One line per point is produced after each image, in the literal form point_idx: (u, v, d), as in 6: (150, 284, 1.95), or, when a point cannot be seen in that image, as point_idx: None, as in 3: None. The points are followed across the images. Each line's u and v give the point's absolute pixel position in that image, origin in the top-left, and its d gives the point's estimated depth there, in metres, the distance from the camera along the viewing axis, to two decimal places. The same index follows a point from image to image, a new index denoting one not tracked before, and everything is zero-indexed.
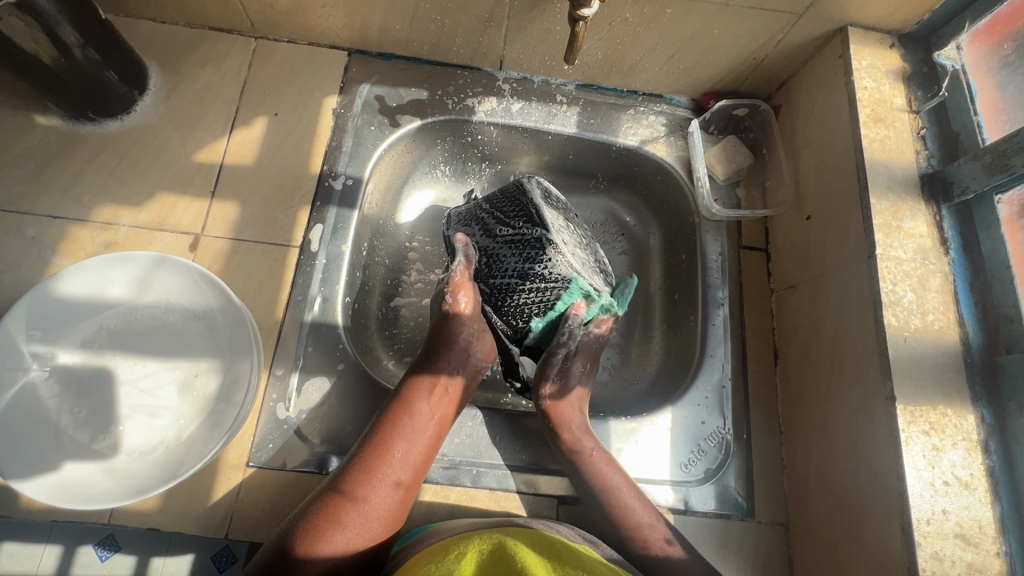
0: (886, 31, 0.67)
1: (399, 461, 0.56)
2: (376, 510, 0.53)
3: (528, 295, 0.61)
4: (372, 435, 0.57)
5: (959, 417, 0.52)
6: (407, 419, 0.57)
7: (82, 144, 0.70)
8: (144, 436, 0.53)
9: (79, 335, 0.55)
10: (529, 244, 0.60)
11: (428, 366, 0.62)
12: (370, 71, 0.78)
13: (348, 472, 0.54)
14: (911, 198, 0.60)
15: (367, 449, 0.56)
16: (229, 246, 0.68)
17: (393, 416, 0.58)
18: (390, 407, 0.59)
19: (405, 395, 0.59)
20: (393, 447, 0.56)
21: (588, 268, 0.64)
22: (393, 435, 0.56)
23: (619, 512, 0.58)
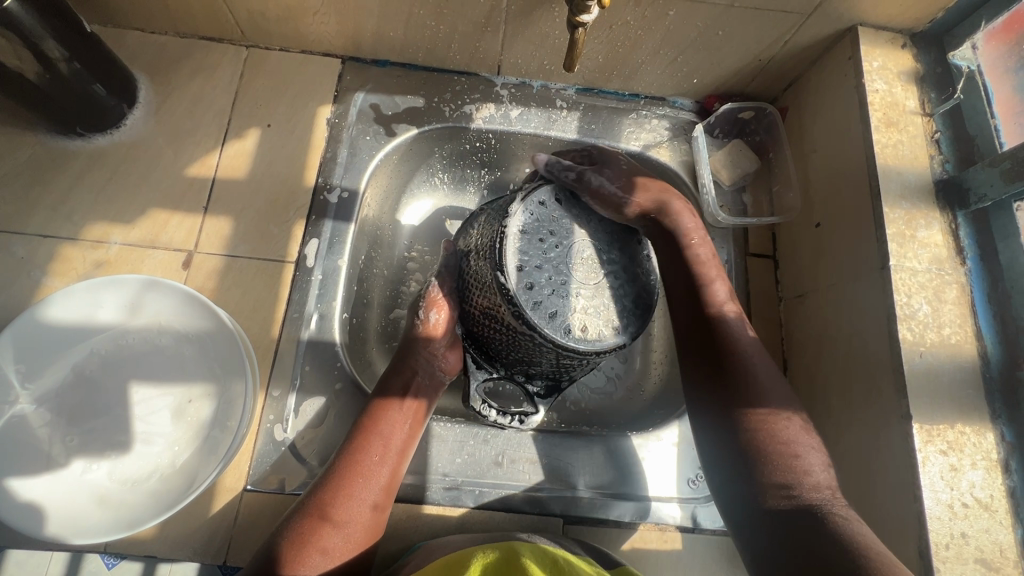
0: (897, 30, 0.64)
1: (374, 483, 0.54)
2: (346, 534, 0.51)
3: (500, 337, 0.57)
4: (338, 458, 0.55)
5: (978, 435, 0.50)
6: (375, 439, 0.56)
7: (71, 160, 0.68)
8: (138, 464, 0.52)
9: (70, 361, 0.54)
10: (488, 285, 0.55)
11: (392, 382, 0.59)
12: (364, 79, 0.76)
13: (314, 497, 0.52)
14: (925, 206, 0.58)
15: (332, 472, 0.54)
16: (223, 263, 0.66)
17: (362, 434, 0.56)
18: (356, 428, 0.57)
19: (369, 415, 0.57)
20: (365, 468, 0.54)
21: (566, 314, 0.52)
22: (360, 456, 0.54)
23: (755, 456, 0.50)
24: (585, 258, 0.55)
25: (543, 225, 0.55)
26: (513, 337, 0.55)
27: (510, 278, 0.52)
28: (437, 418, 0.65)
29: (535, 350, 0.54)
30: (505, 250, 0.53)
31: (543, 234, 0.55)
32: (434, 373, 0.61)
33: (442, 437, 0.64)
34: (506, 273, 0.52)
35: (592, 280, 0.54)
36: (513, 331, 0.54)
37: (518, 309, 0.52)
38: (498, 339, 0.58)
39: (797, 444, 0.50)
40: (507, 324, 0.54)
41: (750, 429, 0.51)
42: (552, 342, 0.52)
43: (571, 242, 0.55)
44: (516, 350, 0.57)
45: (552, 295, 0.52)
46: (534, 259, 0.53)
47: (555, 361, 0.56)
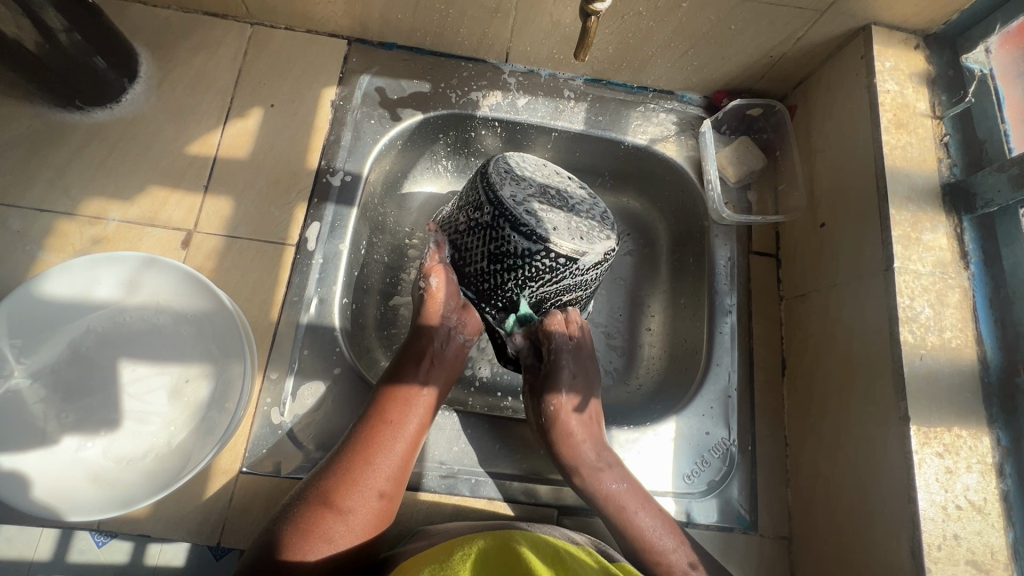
0: (910, 31, 0.64)
1: (384, 471, 0.54)
2: (352, 523, 0.51)
3: (508, 279, 0.59)
4: (346, 446, 0.55)
5: (974, 439, 0.50)
6: (387, 426, 0.55)
7: (70, 133, 0.67)
8: (134, 442, 0.51)
9: (66, 338, 0.53)
10: (490, 227, 0.58)
11: (411, 361, 0.60)
12: (370, 61, 0.75)
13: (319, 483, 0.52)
14: (932, 209, 0.57)
15: (338, 460, 0.53)
16: (223, 243, 0.66)
17: (375, 419, 0.56)
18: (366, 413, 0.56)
19: (380, 402, 0.57)
20: (375, 454, 0.54)
21: (564, 226, 0.57)
22: (369, 444, 0.54)
23: (619, 511, 0.58)
24: (558, 190, 0.61)
25: (517, 170, 0.60)
26: (523, 266, 0.57)
27: (513, 208, 0.56)
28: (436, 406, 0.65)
29: (546, 266, 0.57)
30: (498, 188, 0.57)
31: (519, 177, 0.59)
32: (452, 338, 0.63)
33: (440, 425, 0.64)
34: (508, 205, 0.56)
35: (569, 202, 0.60)
36: (526, 257, 0.56)
37: (527, 232, 0.55)
38: (508, 283, 0.60)
39: (631, 505, 0.58)
40: (518, 252, 0.56)
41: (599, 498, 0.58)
42: (565, 249, 0.56)
43: (545, 180, 0.61)
44: (533, 283, 0.59)
45: (547, 214, 0.57)
46: (523, 194, 0.58)
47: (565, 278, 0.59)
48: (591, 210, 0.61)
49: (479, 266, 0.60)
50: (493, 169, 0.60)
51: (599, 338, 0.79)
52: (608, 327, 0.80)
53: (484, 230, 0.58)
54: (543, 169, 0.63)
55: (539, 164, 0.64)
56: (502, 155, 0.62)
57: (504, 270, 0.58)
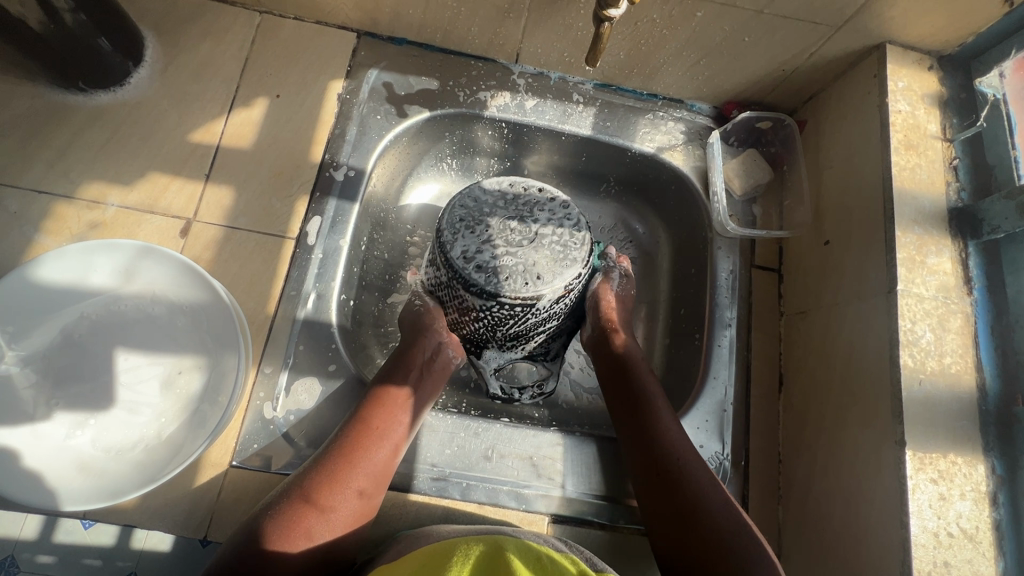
0: (925, 51, 0.63)
1: (368, 471, 0.53)
2: (333, 521, 0.50)
3: (480, 325, 0.60)
4: (326, 448, 0.54)
5: (969, 466, 0.50)
6: (374, 426, 0.55)
7: (71, 115, 0.66)
8: (124, 433, 0.51)
9: (59, 324, 0.52)
10: (449, 283, 0.58)
11: (401, 366, 0.60)
12: (379, 56, 0.74)
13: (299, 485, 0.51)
14: (938, 232, 0.57)
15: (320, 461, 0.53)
16: (223, 234, 0.65)
17: (363, 418, 0.56)
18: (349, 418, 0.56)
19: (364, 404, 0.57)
20: (363, 453, 0.54)
21: (518, 272, 0.55)
22: (352, 445, 0.54)
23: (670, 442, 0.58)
24: (518, 224, 0.57)
25: (472, 216, 0.57)
26: (488, 314, 0.57)
27: (463, 267, 0.55)
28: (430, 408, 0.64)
29: (509, 308, 0.56)
30: (448, 247, 0.56)
31: (473, 223, 0.57)
32: (440, 350, 0.62)
33: (433, 426, 0.63)
34: (457, 266, 0.56)
35: (529, 232, 0.57)
36: (487, 311, 0.57)
37: (481, 290, 0.55)
38: (483, 327, 0.60)
39: (683, 445, 0.58)
40: (477, 309, 0.57)
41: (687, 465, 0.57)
42: (518, 298, 0.55)
43: (505, 220, 0.57)
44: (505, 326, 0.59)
45: (501, 262, 0.55)
46: (475, 245, 0.56)
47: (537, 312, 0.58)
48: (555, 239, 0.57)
49: (453, 316, 0.62)
50: (450, 214, 0.58)
51: None
52: None
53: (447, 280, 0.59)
54: (507, 194, 0.59)
55: (520, 183, 0.60)
56: (472, 185, 0.60)
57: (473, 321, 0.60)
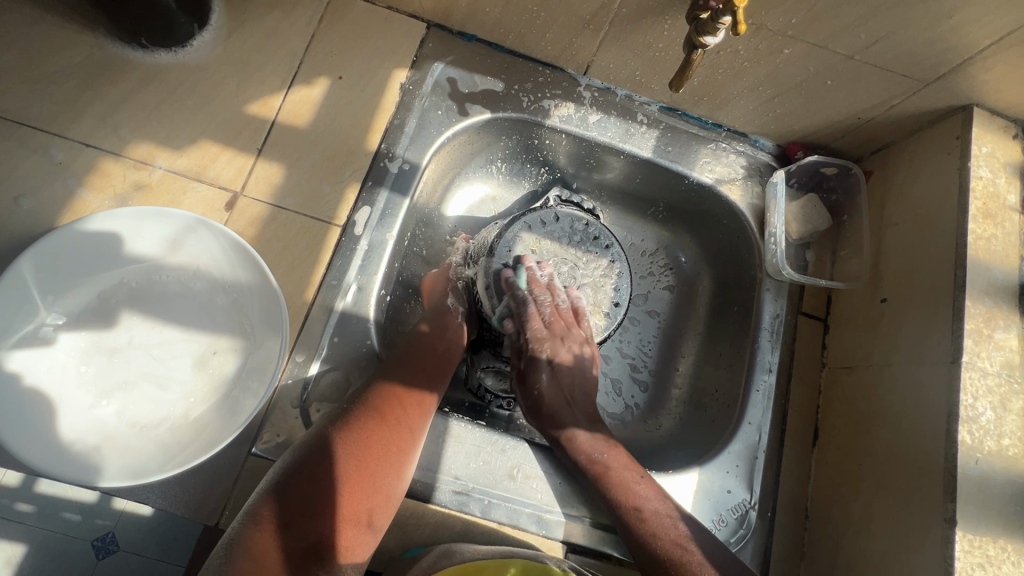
0: (1012, 119, 0.62)
1: (393, 480, 0.52)
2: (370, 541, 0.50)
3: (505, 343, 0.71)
4: (348, 455, 0.50)
5: (1019, 555, 0.49)
6: (394, 434, 0.53)
7: (129, 70, 0.64)
8: (151, 409, 0.49)
9: (98, 287, 0.50)
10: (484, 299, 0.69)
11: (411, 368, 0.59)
12: (446, 50, 0.73)
13: (327, 496, 0.48)
14: (1007, 307, 0.55)
15: (348, 473, 0.50)
16: (268, 212, 0.63)
17: (382, 429, 0.53)
18: (365, 420, 0.53)
19: (385, 410, 0.54)
20: (387, 463, 0.52)
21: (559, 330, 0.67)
22: (382, 458, 0.52)
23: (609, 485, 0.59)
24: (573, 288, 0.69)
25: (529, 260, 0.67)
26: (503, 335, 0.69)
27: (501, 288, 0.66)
28: (457, 417, 0.62)
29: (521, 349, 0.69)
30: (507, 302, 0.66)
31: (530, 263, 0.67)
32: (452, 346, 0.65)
33: (459, 438, 0.61)
34: (492, 287, 0.66)
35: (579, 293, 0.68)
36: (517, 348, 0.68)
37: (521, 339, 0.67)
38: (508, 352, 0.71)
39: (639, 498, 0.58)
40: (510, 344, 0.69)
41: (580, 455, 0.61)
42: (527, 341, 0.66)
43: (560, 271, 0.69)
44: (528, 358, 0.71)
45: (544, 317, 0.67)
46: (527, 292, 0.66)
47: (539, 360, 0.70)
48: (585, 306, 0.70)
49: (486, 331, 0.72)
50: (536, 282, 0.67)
51: (624, 371, 0.80)
52: (635, 360, 0.81)
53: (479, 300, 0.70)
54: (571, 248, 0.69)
55: (580, 227, 0.70)
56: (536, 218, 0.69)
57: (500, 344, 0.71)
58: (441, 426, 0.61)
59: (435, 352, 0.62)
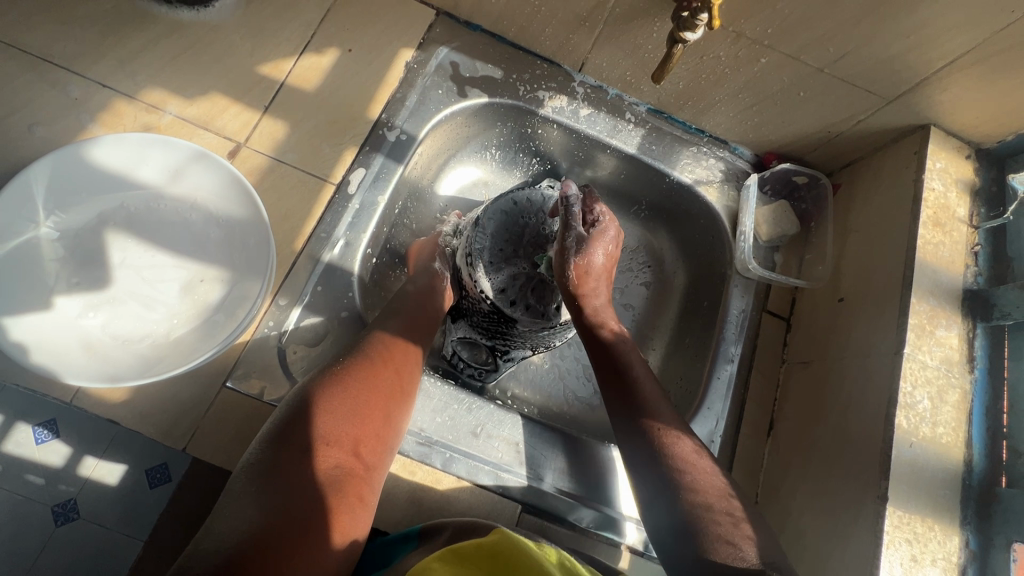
0: (966, 140, 0.67)
1: (388, 423, 0.54)
2: (376, 484, 0.51)
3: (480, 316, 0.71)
4: (352, 390, 0.53)
5: (944, 535, 0.52)
6: (396, 383, 0.57)
7: (152, 23, 0.68)
8: (134, 325, 0.51)
9: (98, 207, 0.53)
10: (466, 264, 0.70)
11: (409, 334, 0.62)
12: (452, 36, 0.77)
13: (335, 435, 0.50)
14: (950, 308, 0.59)
15: (352, 415, 0.52)
16: (268, 165, 0.67)
17: (385, 375, 0.56)
18: (360, 368, 0.55)
19: (378, 361, 0.57)
20: (386, 406, 0.55)
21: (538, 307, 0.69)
22: (380, 403, 0.54)
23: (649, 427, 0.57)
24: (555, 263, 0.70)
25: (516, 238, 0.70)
26: (477, 306, 0.70)
27: (481, 259, 0.68)
28: (428, 373, 0.65)
29: (495, 320, 0.70)
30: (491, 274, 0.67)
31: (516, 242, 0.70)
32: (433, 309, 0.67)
33: (428, 394, 0.63)
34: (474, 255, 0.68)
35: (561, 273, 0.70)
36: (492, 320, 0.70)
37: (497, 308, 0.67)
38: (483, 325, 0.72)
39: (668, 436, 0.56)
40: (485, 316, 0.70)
41: (676, 458, 0.53)
42: (500, 310, 0.67)
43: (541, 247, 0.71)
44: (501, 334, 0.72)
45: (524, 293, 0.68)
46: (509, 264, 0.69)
47: (510, 334, 0.71)
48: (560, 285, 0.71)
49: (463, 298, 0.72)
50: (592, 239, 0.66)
51: None
52: None
53: (458, 268, 0.71)
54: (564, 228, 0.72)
55: None
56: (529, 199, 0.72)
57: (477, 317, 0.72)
58: None
59: (415, 314, 0.64)
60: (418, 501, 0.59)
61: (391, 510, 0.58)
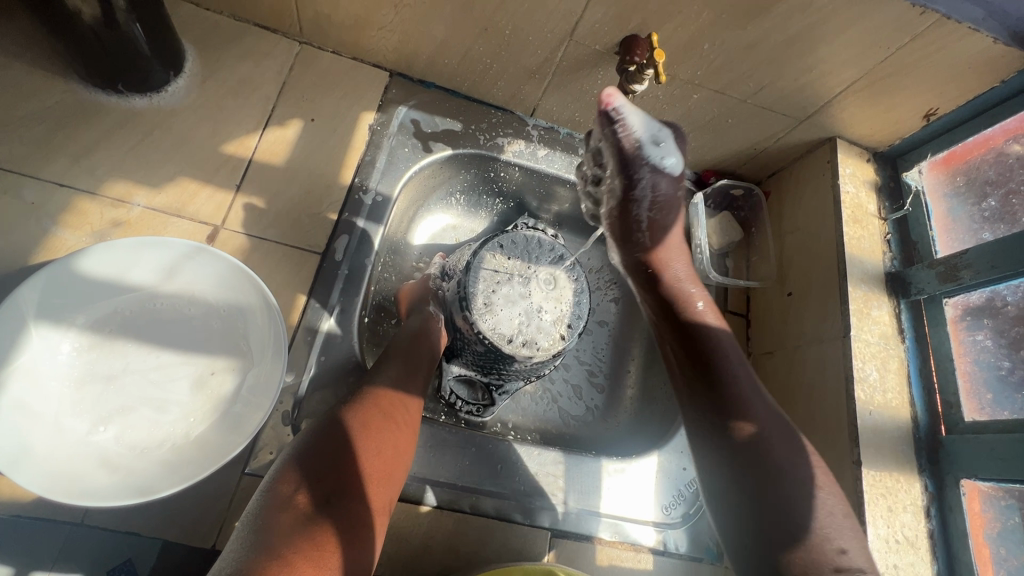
0: (865, 147, 0.79)
1: (394, 447, 0.53)
2: (382, 525, 0.49)
3: (476, 353, 0.74)
4: (355, 420, 0.52)
5: (908, 484, 0.62)
6: (396, 410, 0.56)
7: (102, 115, 0.66)
8: (149, 431, 0.50)
9: (91, 317, 0.52)
10: (456, 306, 0.74)
11: (407, 376, 0.62)
12: (408, 95, 0.81)
13: (338, 475, 0.48)
14: (878, 291, 0.71)
15: (359, 453, 0.50)
16: (250, 243, 0.67)
17: (384, 401, 0.56)
18: (366, 406, 0.54)
19: (378, 395, 0.57)
20: (391, 430, 0.54)
21: (532, 338, 0.73)
22: (386, 439, 0.53)
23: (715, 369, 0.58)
24: (540, 294, 0.76)
25: (504, 274, 0.75)
26: (471, 345, 0.74)
27: (474, 302, 0.73)
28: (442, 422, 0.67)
29: (493, 357, 0.73)
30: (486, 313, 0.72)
31: (504, 278, 0.75)
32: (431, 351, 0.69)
33: (445, 441, 0.65)
34: (469, 297, 0.73)
35: (549, 303, 0.76)
36: (487, 355, 0.73)
37: (492, 343, 0.71)
38: (480, 364, 0.75)
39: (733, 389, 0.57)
40: (480, 352, 0.73)
41: (751, 451, 0.54)
42: (496, 347, 0.71)
43: (522, 280, 0.76)
44: (497, 369, 0.75)
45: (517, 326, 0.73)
46: (499, 300, 0.74)
47: (506, 369, 0.74)
48: (546, 313, 0.75)
49: (459, 340, 0.76)
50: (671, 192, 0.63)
51: (583, 376, 0.88)
52: (592, 367, 0.89)
53: (451, 311, 0.75)
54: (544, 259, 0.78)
55: (548, 248, 0.79)
56: (507, 236, 0.78)
57: (471, 354, 0.75)
58: (427, 432, 0.65)
59: (418, 360, 0.66)
60: (455, 547, 0.62)
61: (434, 559, 0.61)
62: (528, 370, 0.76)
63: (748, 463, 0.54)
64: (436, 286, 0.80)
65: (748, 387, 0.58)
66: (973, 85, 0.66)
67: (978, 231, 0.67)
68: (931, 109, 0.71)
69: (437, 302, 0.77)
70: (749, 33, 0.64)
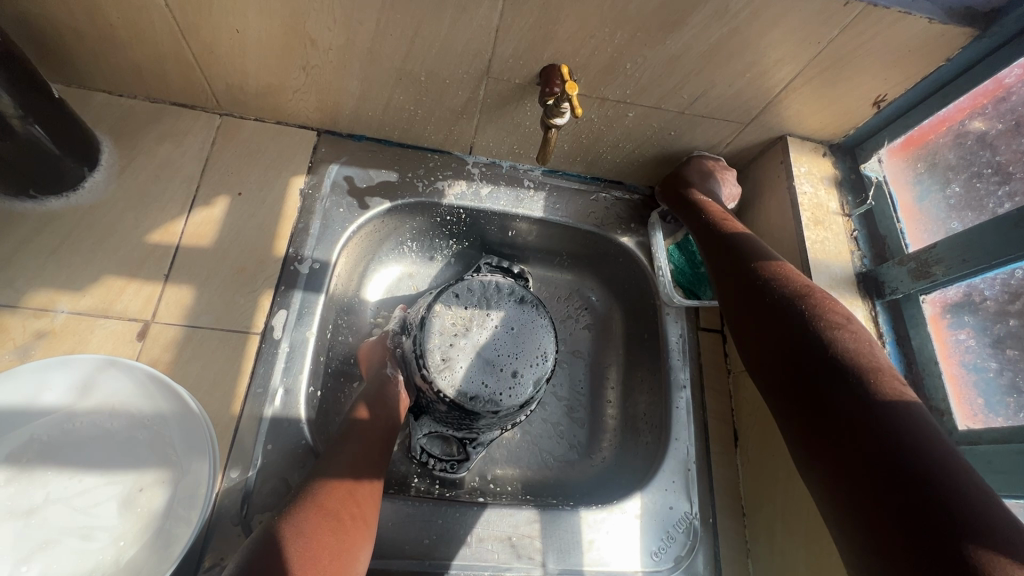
0: (819, 141, 0.75)
1: (343, 557, 0.50)
2: None
3: (442, 412, 0.71)
4: (298, 530, 0.50)
5: None
6: (348, 509, 0.54)
7: (19, 223, 0.65)
8: (76, 563, 0.47)
9: (4, 449, 0.49)
10: (411, 364, 0.71)
11: (362, 458, 0.59)
12: (339, 151, 0.79)
13: None
14: (849, 295, 0.66)
15: (302, 567, 0.47)
16: (183, 334, 0.64)
17: (334, 502, 0.53)
18: (310, 509, 0.52)
19: (328, 492, 0.54)
20: (340, 536, 0.51)
21: (494, 392, 0.69)
22: (334, 545, 0.50)
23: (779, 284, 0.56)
24: (505, 343, 0.72)
25: (460, 326, 0.72)
26: (434, 405, 0.70)
27: (430, 359, 0.69)
28: (404, 497, 0.63)
29: (457, 415, 0.70)
30: (443, 371, 0.68)
31: (461, 332, 0.71)
32: (389, 423, 0.65)
33: (409, 517, 0.62)
34: (423, 357, 0.69)
35: (514, 351, 0.72)
36: (452, 414, 0.70)
37: (455, 403, 0.68)
38: (449, 421, 0.72)
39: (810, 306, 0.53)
40: (444, 412, 0.70)
41: (839, 349, 0.48)
42: (458, 406, 0.68)
43: (477, 330, 0.72)
44: (465, 425, 0.72)
45: (479, 380, 0.69)
46: (455, 355, 0.70)
47: (473, 424, 0.71)
48: (512, 363, 0.71)
49: (421, 398, 0.72)
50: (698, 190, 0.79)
51: (561, 413, 0.84)
52: (570, 403, 0.85)
53: (410, 370, 0.72)
54: (504, 304, 0.74)
55: (506, 292, 0.75)
56: (461, 284, 0.74)
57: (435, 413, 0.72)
58: (389, 510, 0.62)
59: (371, 436, 0.62)
60: None
61: None
62: (499, 423, 0.72)
63: (820, 368, 0.48)
64: (394, 342, 0.76)
65: (808, 303, 0.53)
66: (916, 68, 0.62)
67: (947, 221, 0.62)
68: (879, 97, 0.67)
69: (395, 362, 0.73)
70: (669, 48, 0.60)
